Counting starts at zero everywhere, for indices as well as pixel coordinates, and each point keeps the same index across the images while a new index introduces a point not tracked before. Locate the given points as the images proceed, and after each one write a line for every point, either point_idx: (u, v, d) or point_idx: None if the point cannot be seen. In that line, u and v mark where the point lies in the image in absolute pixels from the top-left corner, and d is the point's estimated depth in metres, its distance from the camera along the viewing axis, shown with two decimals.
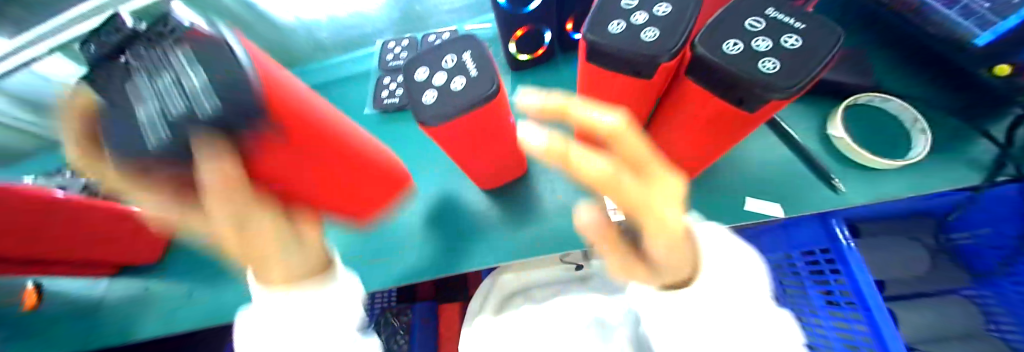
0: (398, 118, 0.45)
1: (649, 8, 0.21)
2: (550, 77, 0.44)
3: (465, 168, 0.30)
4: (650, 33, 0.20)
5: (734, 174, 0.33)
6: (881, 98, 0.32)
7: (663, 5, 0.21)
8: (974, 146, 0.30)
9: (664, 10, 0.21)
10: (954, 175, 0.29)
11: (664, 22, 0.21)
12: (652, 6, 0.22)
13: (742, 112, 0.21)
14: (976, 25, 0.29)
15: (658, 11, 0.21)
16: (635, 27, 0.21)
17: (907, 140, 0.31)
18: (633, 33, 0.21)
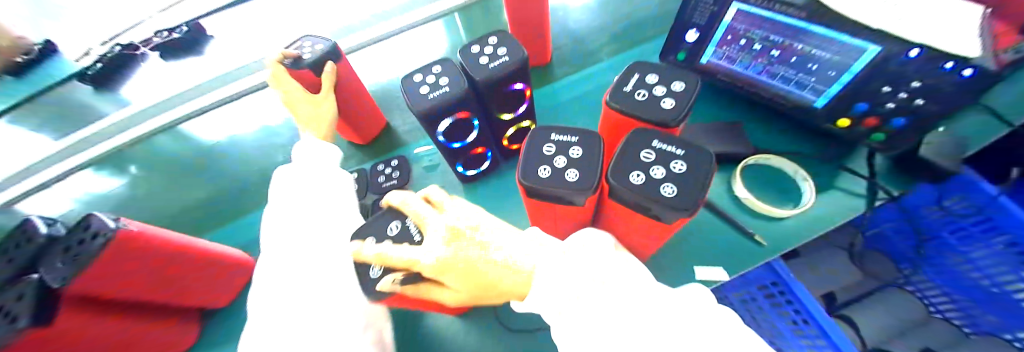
0: None
1: (565, 151, 0.25)
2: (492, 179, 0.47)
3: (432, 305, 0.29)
4: (571, 174, 0.24)
5: (680, 247, 0.36)
6: (768, 158, 0.38)
7: (575, 147, 0.25)
8: (844, 182, 0.37)
9: (577, 152, 0.25)
10: (841, 207, 0.36)
11: (580, 163, 0.24)
12: (567, 148, 0.25)
13: (661, 224, 0.23)
14: (811, 93, 0.36)
15: (572, 153, 0.25)
16: (560, 169, 0.24)
17: (797, 187, 0.36)
18: (559, 176, 0.24)
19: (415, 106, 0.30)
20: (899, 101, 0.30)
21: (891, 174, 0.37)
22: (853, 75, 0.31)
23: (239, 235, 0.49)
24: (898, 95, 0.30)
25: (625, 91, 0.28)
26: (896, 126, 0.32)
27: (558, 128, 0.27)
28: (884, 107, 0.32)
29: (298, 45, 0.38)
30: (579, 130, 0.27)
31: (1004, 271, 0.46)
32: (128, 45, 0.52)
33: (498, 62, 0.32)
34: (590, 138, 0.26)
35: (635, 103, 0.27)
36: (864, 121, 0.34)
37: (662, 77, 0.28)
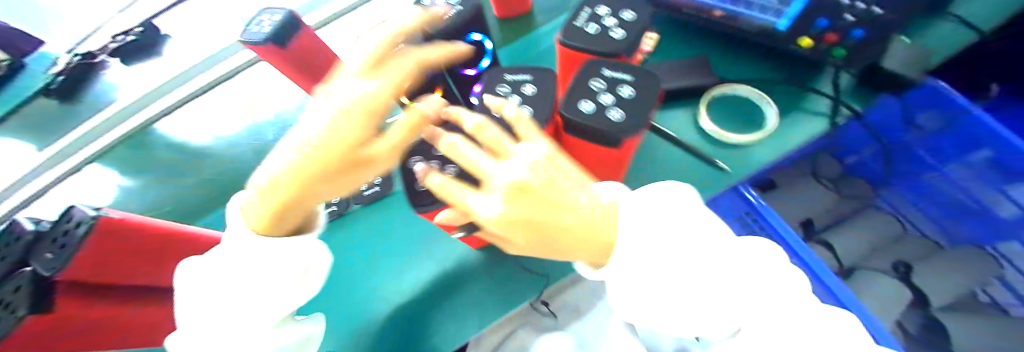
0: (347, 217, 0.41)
1: (518, 90, 0.25)
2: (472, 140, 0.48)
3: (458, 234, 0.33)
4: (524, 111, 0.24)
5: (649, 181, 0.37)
6: (733, 88, 0.38)
7: (527, 86, 0.26)
8: (812, 103, 0.37)
9: (529, 90, 0.25)
10: (803, 128, 0.37)
11: (533, 100, 0.25)
12: (520, 87, 0.26)
13: (615, 151, 0.24)
14: (773, 15, 0.36)
15: (525, 91, 0.25)
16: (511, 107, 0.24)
17: (762, 112, 0.37)
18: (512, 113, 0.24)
19: (370, 63, 0.30)
20: (857, 11, 0.32)
21: (856, 91, 0.37)
22: None
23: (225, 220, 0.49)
24: (856, 5, 0.32)
25: (575, 27, 0.28)
26: (857, 38, 0.33)
27: (512, 70, 0.27)
28: (843, 19, 0.33)
29: (254, 21, 0.33)
30: (532, 70, 0.27)
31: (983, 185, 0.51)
32: None
33: (455, 11, 0.31)
34: (543, 76, 0.26)
35: (587, 37, 0.27)
36: (826, 38, 0.34)
37: (613, 8, 0.28)
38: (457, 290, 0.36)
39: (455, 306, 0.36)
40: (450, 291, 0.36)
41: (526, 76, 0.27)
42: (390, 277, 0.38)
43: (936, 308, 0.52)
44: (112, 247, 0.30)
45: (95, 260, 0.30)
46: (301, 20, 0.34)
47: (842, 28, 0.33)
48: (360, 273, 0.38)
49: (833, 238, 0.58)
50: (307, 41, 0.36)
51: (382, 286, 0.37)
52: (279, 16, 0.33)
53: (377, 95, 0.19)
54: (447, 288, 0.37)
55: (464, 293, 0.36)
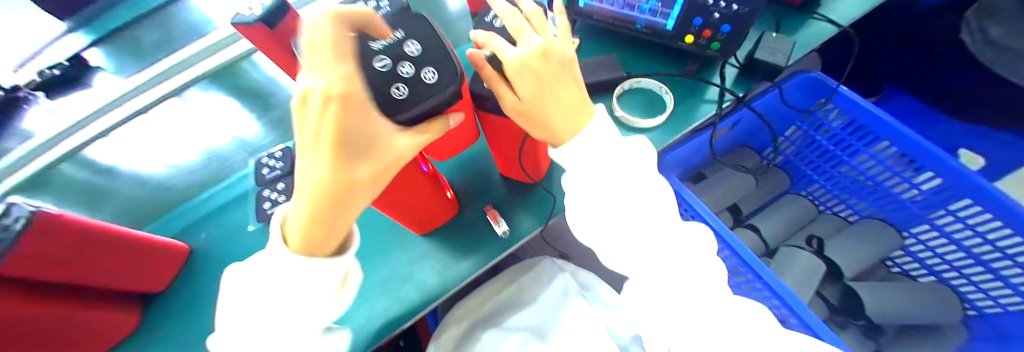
0: None
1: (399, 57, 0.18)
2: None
3: (402, 218, 0.37)
4: (400, 91, 0.18)
5: None
6: (637, 82, 0.45)
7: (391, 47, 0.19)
8: (706, 92, 0.45)
9: (413, 46, 0.19)
10: (696, 112, 0.44)
11: (425, 64, 0.19)
12: (381, 49, 0.19)
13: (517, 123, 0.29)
14: (661, 18, 0.42)
15: (410, 54, 0.19)
16: (390, 75, 0.18)
17: (663, 100, 0.44)
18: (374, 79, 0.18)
19: None
20: (722, 10, 0.38)
21: (738, 80, 0.45)
22: None
23: (177, 226, 0.50)
24: (721, 6, 0.38)
25: None
26: (724, 32, 0.40)
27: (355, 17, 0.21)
28: (713, 17, 0.39)
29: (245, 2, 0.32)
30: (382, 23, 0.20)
31: (883, 171, 0.56)
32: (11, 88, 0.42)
33: None
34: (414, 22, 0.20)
35: None
36: (703, 34, 0.41)
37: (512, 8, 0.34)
38: (437, 253, 0.42)
39: (445, 273, 0.40)
40: (434, 253, 0.42)
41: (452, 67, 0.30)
42: (385, 244, 0.43)
43: (848, 279, 0.57)
44: (41, 256, 0.30)
45: (52, 260, 0.31)
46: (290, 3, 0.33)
47: (714, 25, 0.40)
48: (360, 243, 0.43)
49: (757, 223, 0.66)
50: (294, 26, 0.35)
51: (382, 252, 0.43)
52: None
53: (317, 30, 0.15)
54: (424, 253, 0.42)
55: (441, 256, 0.42)
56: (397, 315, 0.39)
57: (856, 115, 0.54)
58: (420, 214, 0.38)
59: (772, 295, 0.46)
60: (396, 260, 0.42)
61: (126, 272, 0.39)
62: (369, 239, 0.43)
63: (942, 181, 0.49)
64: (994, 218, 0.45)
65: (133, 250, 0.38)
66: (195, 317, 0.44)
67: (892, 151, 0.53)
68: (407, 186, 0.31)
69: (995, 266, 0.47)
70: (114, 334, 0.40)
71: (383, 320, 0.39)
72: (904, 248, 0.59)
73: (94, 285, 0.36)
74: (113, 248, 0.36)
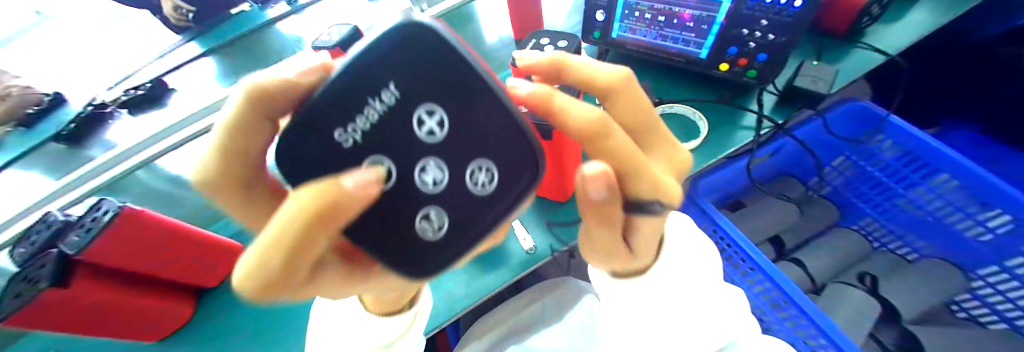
0: None
1: (408, 181, 0.14)
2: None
3: None
4: (428, 228, 0.14)
5: None
6: (670, 107, 0.46)
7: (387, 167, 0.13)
8: (743, 118, 0.45)
9: (430, 124, 0.13)
10: (733, 137, 0.43)
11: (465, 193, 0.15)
12: (370, 161, 0.13)
13: None
14: (696, 47, 0.44)
15: (425, 181, 0.14)
16: (407, 211, 0.14)
17: (697, 126, 0.45)
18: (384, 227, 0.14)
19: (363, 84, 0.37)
20: (759, 38, 0.39)
21: (777, 107, 0.45)
22: (719, 24, 0.40)
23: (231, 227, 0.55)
24: (756, 35, 0.39)
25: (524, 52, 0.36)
26: (761, 61, 0.40)
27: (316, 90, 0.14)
28: (749, 46, 0.40)
29: None
30: (320, 99, 0.11)
31: (948, 209, 0.53)
32: (99, 104, 0.49)
33: None
34: (396, 61, 0.11)
35: None
36: (738, 62, 0.42)
37: (552, 39, 0.36)
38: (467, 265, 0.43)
39: (475, 286, 0.42)
40: (465, 266, 0.43)
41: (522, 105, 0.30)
42: None
43: (907, 322, 0.52)
44: (125, 246, 0.35)
45: (123, 252, 0.35)
46: None
47: (750, 54, 0.40)
48: None
49: (802, 256, 0.61)
50: None
51: None
52: None
53: (270, 275, 0.10)
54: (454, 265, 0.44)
55: (471, 269, 0.43)
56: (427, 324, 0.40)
57: (915, 148, 0.51)
58: None
59: (821, 334, 0.42)
60: None
61: (187, 269, 0.43)
62: None
63: (1016, 223, 0.46)
64: None
65: (199, 251, 0.43)
66: (239, 316, 0.47)
67: (953, 185, 0.50)
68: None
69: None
70: (166, 322, 0.44)
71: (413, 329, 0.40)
72: (971, 292, 0.53)
73: (157, 277, 0.41)
74: (184, 247, 0.41)
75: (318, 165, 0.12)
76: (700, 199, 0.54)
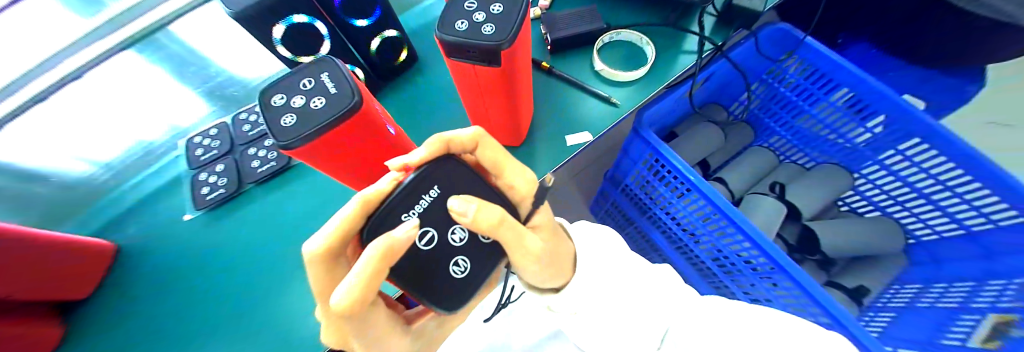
0: (297, 177, 0.43)
1: (446, 238, 0.25)
2: (397, 100, 0.49)
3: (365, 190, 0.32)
4: (458, 268, 0.25)
5: (547, 118, 0.41)
6: (617, 33, 0.43)
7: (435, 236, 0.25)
8: (684, 42, 0.44)
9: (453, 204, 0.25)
10: (679, 64, 0.42)
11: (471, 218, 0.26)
12: (424, 230, 0.24)
13: (502, 71, 0.25)
14: None
15: (453, 236, 0.25)
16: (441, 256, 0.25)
17: (644, 51, 0.42)
18: (418, 265, 0.24)
19: (231, 7, 0.27)
20: None
21: (717, 29, 0.45)
22: None
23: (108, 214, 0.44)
24: None
25: None
26: None
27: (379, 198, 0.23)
28: None
29: (306, 93, 0.22)
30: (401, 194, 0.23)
31: (840, 118, 0.60)
32: None
33: None
34: (435, 176, 0.24)
35: None
36: None
37: None
38: None
39: None
40: None
41: (460, 22, 0.24)
42: None
43: (807, 220, 0.62)
44: None
45: None
46: (359, 92, 0.22)
47: None
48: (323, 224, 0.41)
49: (723, 174, 0.70)
50: (367, 112, 0.23)
51: None
52: (332, 90, 0.22)
53: (378, 264, 0.20)
54: None
55: None
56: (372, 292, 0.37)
57: (819, 64, 0.57)
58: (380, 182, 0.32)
59: (749, 239, 0.49)
60: None
61: (47, 284, 0.34)
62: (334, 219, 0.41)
63: (894, 123, 0.53)
64: (940, 155, 0.49)
65: (50, 261, 0.33)
66: (135, 323, 0.40)
67: (847, 94, 0.56)
68: (374, 155, 0.27)
69: (937, 200, 0.52)
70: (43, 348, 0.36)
71: None
72: (856, 188, 0.64)
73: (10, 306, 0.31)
74: (27, 261, 0.31)
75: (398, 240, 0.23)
76: (644, 132, 0.55)
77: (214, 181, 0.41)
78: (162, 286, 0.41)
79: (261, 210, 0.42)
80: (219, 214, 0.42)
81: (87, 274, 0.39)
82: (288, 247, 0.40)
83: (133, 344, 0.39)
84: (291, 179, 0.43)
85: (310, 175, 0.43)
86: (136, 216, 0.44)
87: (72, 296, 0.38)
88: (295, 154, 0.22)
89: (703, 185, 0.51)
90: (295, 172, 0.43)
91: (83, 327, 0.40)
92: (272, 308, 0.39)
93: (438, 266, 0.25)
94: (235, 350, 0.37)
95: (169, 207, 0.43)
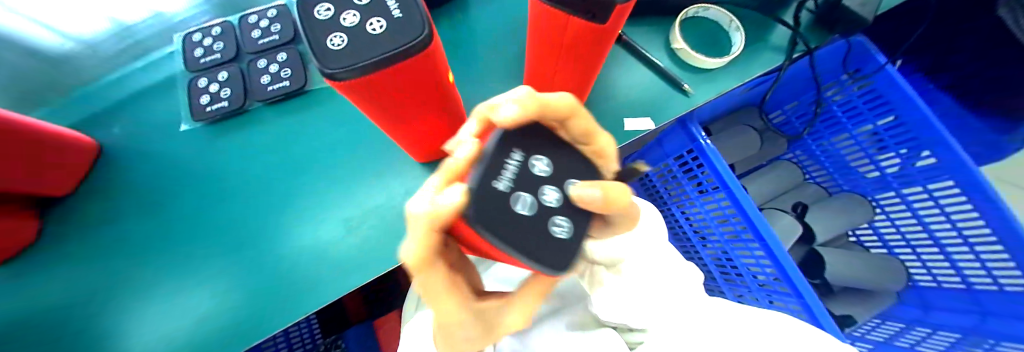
0: (307, 106, 0.38)
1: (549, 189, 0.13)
2: None
3: (400, 141, 0.28)
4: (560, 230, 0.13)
5: (604, 95, 0.36)
6: (704, 8, 0.37)
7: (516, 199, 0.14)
8: (771, 34, 0.38)
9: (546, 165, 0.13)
10: (763, 60, 0.37)
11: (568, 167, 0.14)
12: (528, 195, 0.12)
13: (601, 30, 0.20)
14: None
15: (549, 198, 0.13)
16: (547, 233, 0.13)
17: (729, 38, 0.37)
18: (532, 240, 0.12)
19: None
20: None
21: (813, 28, 0.39)
22: None
23: (97, 105, 0.40)
24: None
25: None
26: None
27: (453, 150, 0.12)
28: None
29: (363, 12, 0.17)
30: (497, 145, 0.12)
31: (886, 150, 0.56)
32: None
33: None
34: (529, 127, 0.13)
35: None
36: None
37: None
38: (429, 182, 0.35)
39: None
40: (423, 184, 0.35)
41: None
42: (358, 168, 0.36)
43: (817, 244, 0.63)
44: None
45: None
46: (431, 25, 0.17)
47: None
48: (330, 164, 0.36)
49: (747, 183, 0.68)
50: (431, 55, 0.18)
51: (356, 179, 0.35)
52: (396, 15, 0.17)
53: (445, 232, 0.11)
54: (411, 183, 0.35)
55: None
56: (373, 251, 0.33)
57: (883, 88, 0.52)
58: (423, 135, 0.28)
59: (769, 256, 0.48)
60: (377, 181, 0.35)
61: (35, 173, 0.31)
62: (345, 161, 0.36)
63: (935, 163, 0.50)
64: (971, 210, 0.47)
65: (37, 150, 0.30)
66: (111, 233, 0.36)
67: (900, 125, 0.53)
68: (422, 101, 0.22)
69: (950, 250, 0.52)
70: (18, 242, 0.34)
71: (359, 256, 0.33)
72: (872, 224, 0.63)
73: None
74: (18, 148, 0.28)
75: (502, 216, 0.11)
76: (690, 124, 0.51)
77: (215, 91, 0.36)
78: (148, 196, 0.37)
79: (263, 135, 0.37)
80: (217, 129, 0.37)
81: (69, 170, 0.35)
82: (288, 181, 0.36)
83: (107, 254, 0.35)
84: (302, 105, 0.37)
85: (322, 107, 0.38)
86: (127, 113, 0.40)
87: (58, 191, 0.35)
88: (341, 89, 0.18)
89: (737, 192, 0.48)
90: (307, 98, 0.38)
91: (65, 223, 0.36)
92: (258, 246, 0.34)
93: (549, 232, 0.13)
94: (216, 282, 0.34)
95: (162, 111, 0.39)
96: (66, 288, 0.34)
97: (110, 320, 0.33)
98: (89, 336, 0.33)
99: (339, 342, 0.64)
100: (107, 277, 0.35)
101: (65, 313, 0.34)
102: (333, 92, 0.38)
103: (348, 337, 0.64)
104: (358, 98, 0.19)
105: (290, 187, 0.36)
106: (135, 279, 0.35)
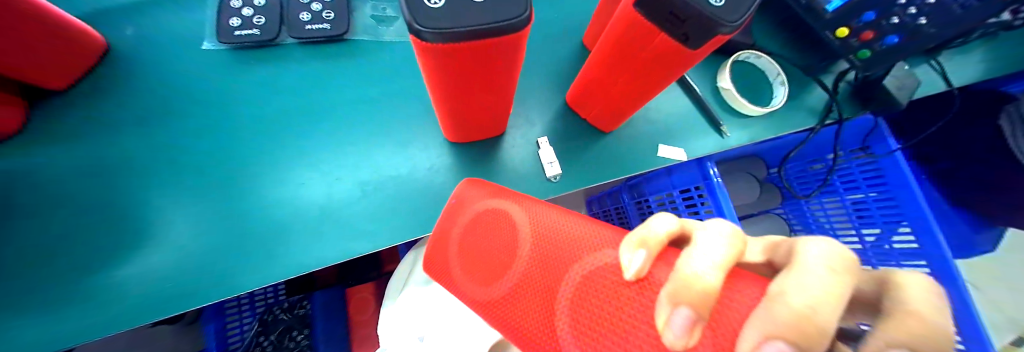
0: (342, 55, 0.36)
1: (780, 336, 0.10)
2: None
3: (442, 115, 0.27)
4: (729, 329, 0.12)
5: (644, 116, 0.36)
6: (756, 55, 0.37)
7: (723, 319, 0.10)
8: (811, 95, 0.39)
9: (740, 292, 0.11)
10: (798, 118, 0.38)
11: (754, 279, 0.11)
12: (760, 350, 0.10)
13: (685, 54, 0.20)
14: None
15: None
16: None
17: (772, 90, 0.38)
18: None
19: None
20: (906, 16, 0.31)
21: (848, 99, 0.40)
22: None
23: None
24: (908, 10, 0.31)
25: None
26: (887, 44, 0.33)
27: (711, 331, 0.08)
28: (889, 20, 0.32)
29: None
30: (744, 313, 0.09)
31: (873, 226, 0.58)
32: None
33: None
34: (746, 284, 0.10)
35: None
36: (862, 34, 0.33)
37: None
38: (453, 163, 0.34)
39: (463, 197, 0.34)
40: (447, 164, 0.34)
41: None
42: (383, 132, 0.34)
43: None
44: None
45: None
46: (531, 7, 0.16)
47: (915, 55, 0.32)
48: (354, 121, 0.34)
49: None
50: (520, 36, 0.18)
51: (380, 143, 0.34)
52: None
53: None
54: (436, 160, 0.34)
55: (457, 169, 0.34)
56: (383, 220, 0.32)
57: (887, 167, 0.54)
58: (468, 114, 0.27)
59: None
60: (401, 150, 0.34)
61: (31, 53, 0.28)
62: (371, 122, 0.34)
63: (916, 247, 0.52)
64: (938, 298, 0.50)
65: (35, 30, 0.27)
66: (98, 142, 0.33)
67: (891, 205, 0.55)
68: (486, 80, 0.21)
69: None
70: None
71: (367, 223, 0.31)
72: None
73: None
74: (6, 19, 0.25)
75: None
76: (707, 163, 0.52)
77: (247, 17, 0.34)
78: (148, 111, 0.34)
79: (288, 74, 0.35)
80: (240, 57, 0.35)
81: (71, 62, 0.32)
82: (307, 130, 0.34)
83: (90, 163, 0.32)
84: (335, 53, 0.36)
85: (358, 59, 0.36)
86: (144, 15, 0.36)
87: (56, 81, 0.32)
88: (420, 51, 0.17)
89: None
90: (344, 47, 0.36)
91: (46, 118, 0.33)
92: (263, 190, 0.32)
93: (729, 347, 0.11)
94: (208, 219, 0.31)
95: (183, 24, 0.36)
96: (38, 190, 0.31)
97: (81, 237, 0.31)
98: (57, 249, 0.30)
99: (305, 303, 0.61)
100: (87, 188, 0.32)
101: (34, 218, 0.31)
102: (372, 47, 0.36)
103: (314, 301, 0.60)
104: (431, 64, 0.18)
105: (308, 136, 0.34)
106: (118, 197, 0.32)
